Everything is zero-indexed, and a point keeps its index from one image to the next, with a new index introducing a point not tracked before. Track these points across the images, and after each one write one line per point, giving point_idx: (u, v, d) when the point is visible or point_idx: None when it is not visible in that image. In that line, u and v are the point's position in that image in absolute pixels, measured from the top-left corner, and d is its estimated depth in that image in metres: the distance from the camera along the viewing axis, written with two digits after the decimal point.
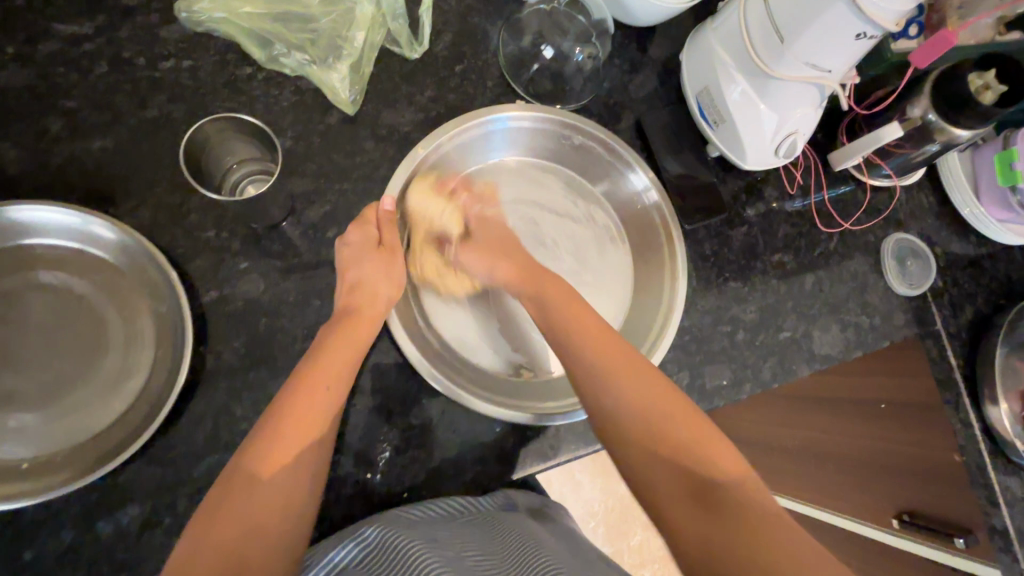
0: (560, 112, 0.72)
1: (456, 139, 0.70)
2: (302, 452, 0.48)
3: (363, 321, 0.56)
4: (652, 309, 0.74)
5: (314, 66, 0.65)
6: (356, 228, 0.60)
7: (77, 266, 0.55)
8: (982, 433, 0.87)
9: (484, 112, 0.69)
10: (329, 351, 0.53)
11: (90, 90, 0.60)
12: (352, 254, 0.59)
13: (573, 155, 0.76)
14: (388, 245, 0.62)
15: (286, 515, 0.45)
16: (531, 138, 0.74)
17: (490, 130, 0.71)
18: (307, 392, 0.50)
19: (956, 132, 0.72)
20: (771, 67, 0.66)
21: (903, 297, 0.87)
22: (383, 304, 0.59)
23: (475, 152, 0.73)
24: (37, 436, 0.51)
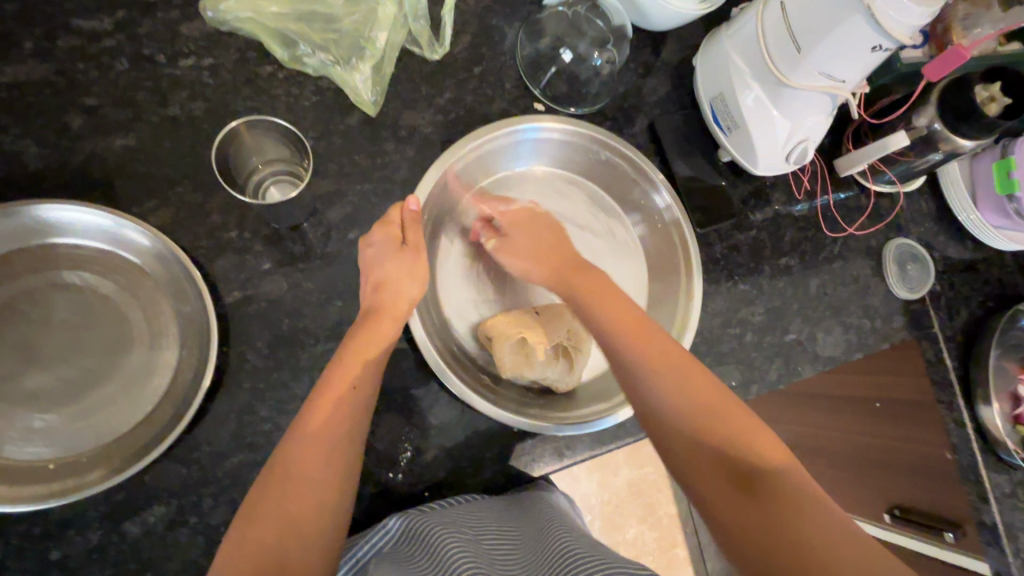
0: (591, 127, 0.72)
1: (484, 147, 0.70)
2: (331, 454, 0.48)
3: (391, 327, 0.57)
4: (667, 322, 0.75)
5: (337, 67, 0.65)
6: (380, 228, 0.59)
7: (100, 265, 0.55)
8: (974, 431, 0.90)
9: (513, 122, 0.70)
10: (358, 356, 0.53)
11: (112, 86, 0.59)
12: (375, 255, 0.59)
13: (596, 168, 0.77)
14: (411, 245, 0.60)
15: (319, 521, 0.46)
16: (557, 149, 0.75)
17: (518, 140, 0.72)
18: (336, 400, 0.50)
19: (960, 142, 0.74)
20: (786, 76, 0.67)
21: (901, 299, 0.89)
22: (407, 301, 0.59)
23: (500, 160, 0.73)
24: (63, 437, 0.51)
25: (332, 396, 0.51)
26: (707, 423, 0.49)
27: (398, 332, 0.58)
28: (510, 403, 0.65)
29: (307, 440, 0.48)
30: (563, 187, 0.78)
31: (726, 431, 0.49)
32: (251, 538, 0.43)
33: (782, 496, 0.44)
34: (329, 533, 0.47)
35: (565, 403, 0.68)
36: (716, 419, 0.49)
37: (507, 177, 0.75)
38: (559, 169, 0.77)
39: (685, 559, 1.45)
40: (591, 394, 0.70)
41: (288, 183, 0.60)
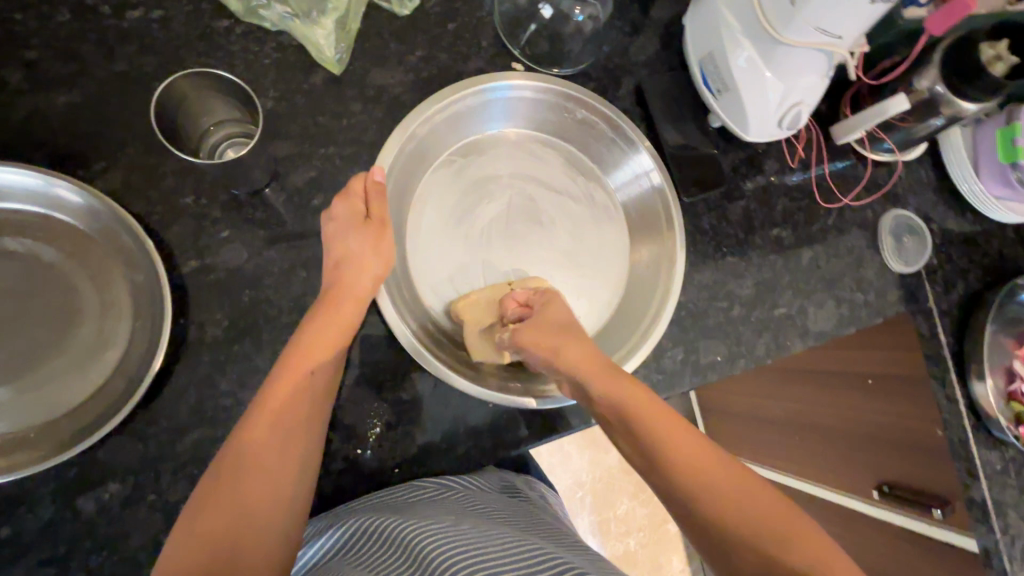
0: (563, 84, 0.69)
1: (452, 107, 0.66)
2: (285, 438, 0.46)
3: (352, 305, 0.54)
4: (649, 287, 0.72)
5: (297, 20, 0.60)
6: (340, 200, 0.56)
7: (44, 232, 0.52)
8: (966, 408, 0.86)
9: (481, 80, 0.67)
10: (314, 335, 0.52)
11: (53, 39, 0.55)
12: (336, 229, 0.56)
13: (572, 129, 0.74)
14: (376, 219, 0.57)
15: (272, 505, 0.44)
16: (531, 109, 0.71)
17: (490, 99, 0.69)
18: (290, 381, 0.49)
19: (963, 105, 0.71)
20: (779, 32, 0.63)
21: (896, 273, 0.86)
22: (371, 278, 0.56)
23: (470, 122, 0.70)
24: (9, 411, 0.49)
25: (290, 377, 0.49)
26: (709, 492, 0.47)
27: (362, 311, 0.55)
28: (483, 379, 0.64)
29: (266, 420, 0.46)
30: (539, 150, 0.74)
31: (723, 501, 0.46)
32: (201, 522, 0.41)
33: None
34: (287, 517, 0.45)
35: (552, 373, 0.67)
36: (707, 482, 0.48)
37: (478, 141, 0.72)
38: (534, 131, 0.74)
39: (675, 535, 1.43)
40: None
41: (243, 143, 0.59)
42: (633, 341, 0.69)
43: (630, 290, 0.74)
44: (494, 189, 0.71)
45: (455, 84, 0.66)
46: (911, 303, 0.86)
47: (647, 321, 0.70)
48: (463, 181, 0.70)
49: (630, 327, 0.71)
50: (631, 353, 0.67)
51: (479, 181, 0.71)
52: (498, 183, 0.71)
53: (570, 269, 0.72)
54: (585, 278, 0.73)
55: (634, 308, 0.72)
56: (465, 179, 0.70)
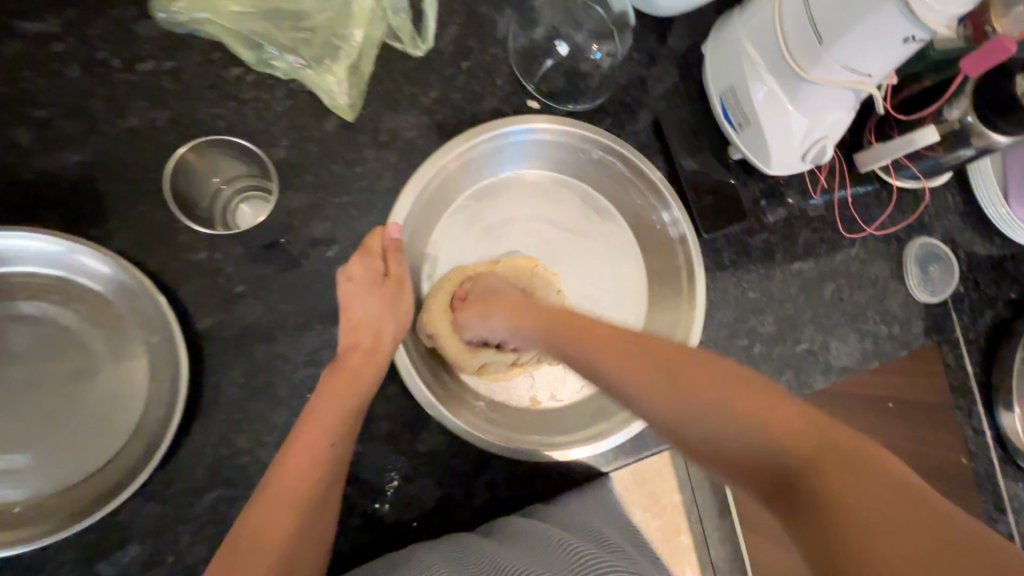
0: (580, 126, 0.66)
1: (464, 155, 0.65)
2: (298, 510, 0.45)
3: (372, 369, 0.54)
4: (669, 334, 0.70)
5: (309, 70, 0.59)
6: (358, 263, 0.56)
7: (59, 294, 0.52)
8: (993, 439, 0.84)
9: (493, 127, 0.64)
10: (328, 402, 0.51)
11: (64, 96, 0.54)
12: (356, 290, 0.56)
13: (586, 169, 0.72)
14: (395, 277, 0.58)
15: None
16: (546, 150, 0.70)
17: (503, 145, 0.67)
18: (303, 450, 0.48)
19: (995, 137, 0.67)
20: (803, 69, 0.61)
21: (922, 303, 0.84)
22: (389, 339, 0.57)
23: (485, 168, 0.69)
24: (29, 478, 0.49)
25: (297, 453, 0.48)
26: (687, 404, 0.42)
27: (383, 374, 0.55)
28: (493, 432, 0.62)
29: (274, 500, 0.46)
30: (553, 191, 0.73)
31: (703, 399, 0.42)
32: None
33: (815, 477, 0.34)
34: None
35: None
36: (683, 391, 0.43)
37: (492, 184, 0.71)
38: (546, 172, 0.72)
39: None
40: (581, 388, 0.70)
41: (258, 200, 0.61)
42: None
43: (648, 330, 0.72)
44: (506, 233, 0.71)
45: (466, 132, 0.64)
46: (936, 333, 0.84)
47: None
48: (477, 224, 0.70)
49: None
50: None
51: (493, 226, 0.71)
52: (513, 227, 0.71)
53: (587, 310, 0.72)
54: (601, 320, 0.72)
55: None
56: (478, 225, 0.70)
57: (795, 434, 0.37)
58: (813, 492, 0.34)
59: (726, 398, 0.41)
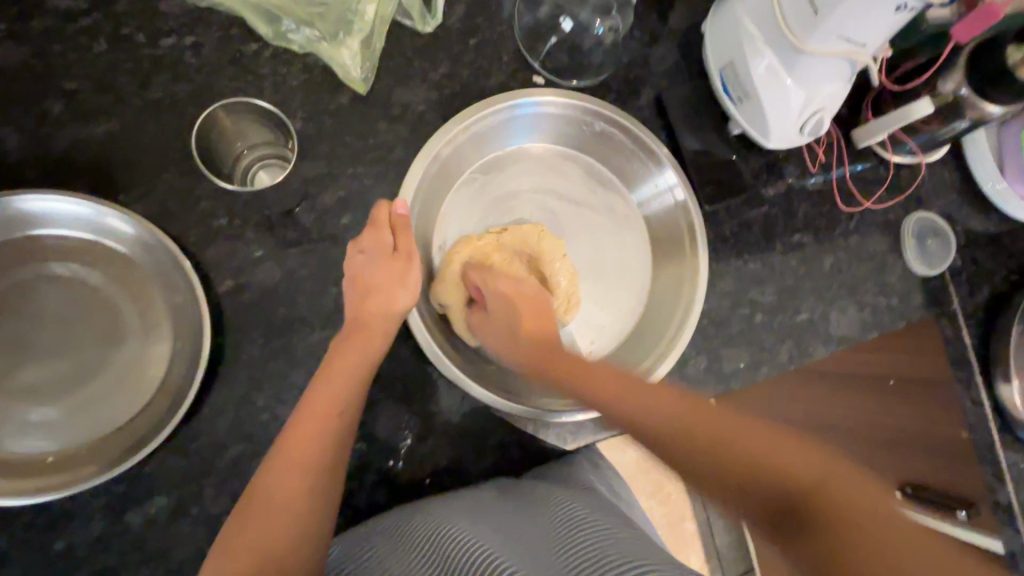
0: (583, 97, 0.70)
1: (472, 128, 0.67)
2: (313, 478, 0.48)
3: (381, 340, 0.56)
4: (674, 297, 0.73)
5: (324, 43, 0.61)
6: (369, 232, 0.57)
7: (88, 256, 0.54)
8: (991, 410, 0.85)
9: (500, 99, 0.67)
10: (338, 372, 0.53)
11: (91, 69, 0.57)
12: (364, 262, 0.57)
13: (590, 142, 0.74)
14: (403, 253, 0.58)
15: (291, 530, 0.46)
16: (549, 124, 0.72)
17: (511, 117, 0.69)
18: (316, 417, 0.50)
19: (989, 108, 0.70)
20: (801, 40, 0.62)
21: (920, 276, 0.86)
22: (397, 306, 0.57)
23: (491, 142, 0.71)
24: (62, 430, 0.51)
25: (317, 398, 0.51)
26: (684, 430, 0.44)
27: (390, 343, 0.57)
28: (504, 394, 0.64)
29: (298, 437, 0.49)
30: (557, 165, 0.75)
31: (703, 432, 0.44)
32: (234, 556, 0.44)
33: (835, 513, 0.37)
34: (311, 539, 0.47)
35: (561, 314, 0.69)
36: (687, 418, 0.45)
37: (497, 159, 0.72)
38: (551, 146, 0.74)
39: None
40: (591, 350, 0.72)
41: (276, 167, 0.60)
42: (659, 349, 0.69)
43: (654, 296, 0.74)
44: (512, 205, 0.72)
45: (476, 105, 0.67)
46: (935, 306, 0.85)
47: (674, 325, 0.71)
48: (485, 198, 0.72)
49: (661, 322, 0.72)
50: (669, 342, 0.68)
51: (499, 198, 0.72)
52: (518, 200, 0.73)
53: (592, 277, 0.74)
54: (607, 288, 0.74)
55: (659, 316, 0.73)
56: (484, 199, 0.72)
57: (794, 460, 0.40)
58: (819, 515, 0.37)
59: (729, 427, 0.44)
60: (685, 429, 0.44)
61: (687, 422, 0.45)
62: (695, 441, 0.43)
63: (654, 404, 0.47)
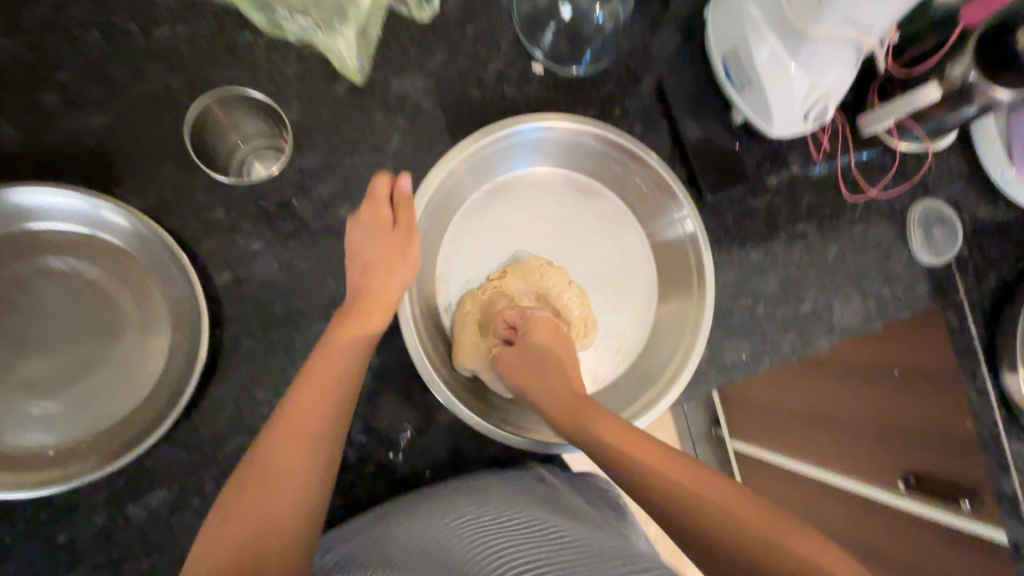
0: (571, 118, 0.66)
1: (468, 162, 0.65)
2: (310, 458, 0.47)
3: (380, 312, 0.56)
4: (680, 315, 0.70)
5: (319, 33, 0.60)
6: (366, 208, 0.58)
7: (84, 250, 0.54)
8: (997, 402, 0.82)
9: (494, 130, 0.64)
10: (338, 350, 0.53)
11: (84, 60, 0.56)
12: (363, 236, 0.58)
13: (583, 156, 0.71)
14: (403, 226, 0.59)
15: (292, 528, 0.45)
16: (541, 147, 0.70)
17: (504, 147, 0.67)
18: (316, 395, 0.49)
19: (997, 95, 0.67)
20: (805, 26, 0.61)
21: (925, 266, 0.84)
22: (397, 281, 0.58)
23: (489, 171, 0.69)
24: (61, 424, 0.51)
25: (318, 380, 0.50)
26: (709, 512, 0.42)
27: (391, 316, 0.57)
28: (513, 425, 0.63)
29: (296, 416, 0.48)
30: (555, 184, 0.74)
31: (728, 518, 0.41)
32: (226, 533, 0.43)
33: None
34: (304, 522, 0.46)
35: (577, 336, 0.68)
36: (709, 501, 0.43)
37: (499, 189, 0.72)
38: (546, 167, 0.73)
39: None
40: (617, 362, 0.72)
41: (270, 157, 0.62)
42: (671, 364, 0.67)
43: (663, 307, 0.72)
44: (518, 237, 0.72)
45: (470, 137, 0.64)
46: (940, 296, 0.84)
47: (683, 343, 0.67)
48: (492, 230, 0.71)
49: (674, 334, 0.70)
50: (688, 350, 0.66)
51: (505, 230, 0.72)
52: (521, 230, 0.72)
53: (604, 296, 0.73)
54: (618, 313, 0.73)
55: (668, 332, 0.71)
56: (490, 232, 0.71)
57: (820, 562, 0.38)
58: None
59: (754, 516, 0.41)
60: (709, 508, 0.42)
61: (715, 505, 0.42)
62: (716, 520, 0.41)
63: (677, 483, 0.44)
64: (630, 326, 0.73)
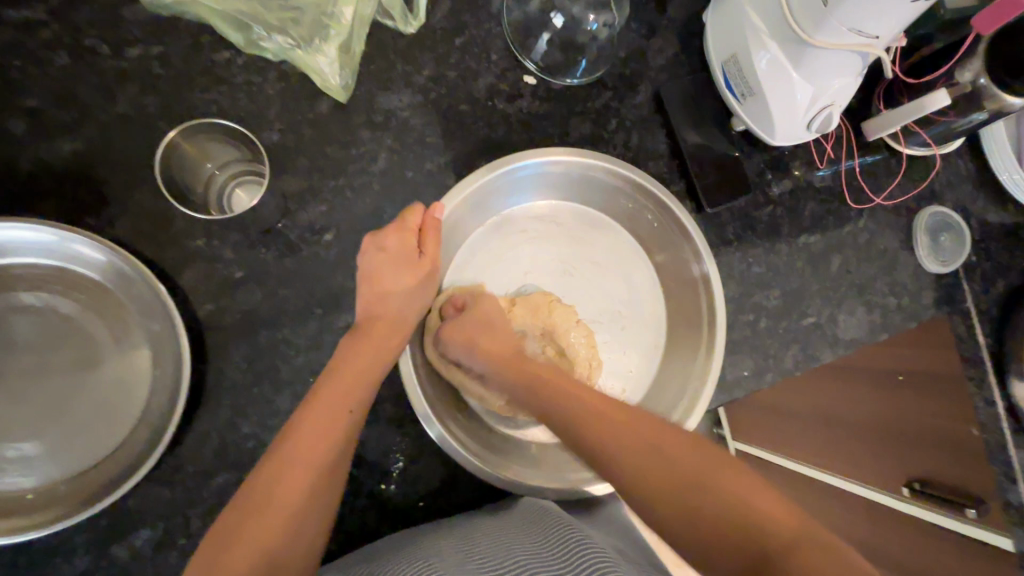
0: (574, 152, 0.62)
1: (473, 195, 0.61)
2: (312, 489, 0.45)
3: (392, 334, 0.55)
4: (689, 362, 0.65)
5: (299, 50, 0.57)
6: (395, 233, 0.55)
7: (59, 284, 0.52)
8: (1005, 413, 0.76)
9: (502, 164, 0.60)
10: (351, 372, 0.51)
11: (53, 84, 0.54)
12: (386, 261, 0.55)
13: (588, 188, 0.67)
14: (428, 257, 0.56)
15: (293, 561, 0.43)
16: (546, 181, 0.66)
17: (504, 182, 0.63)
18: (326, 414, 0.48)
19: (1009, 100, 0.65)
20: (808, 33, 0.58)
21: (932, 275, 0.82)
22: (413, 306, 0.58)
23: (493, 203, 0.65)
24: (40, 466, 0.50)
25: (323, 403, 0.48)
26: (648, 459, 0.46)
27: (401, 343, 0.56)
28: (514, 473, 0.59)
29: (299, 439, 0.46)
30: (559, 216, 0.69)
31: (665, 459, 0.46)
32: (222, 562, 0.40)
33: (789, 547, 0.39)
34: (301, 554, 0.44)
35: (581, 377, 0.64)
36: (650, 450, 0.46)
37: (502, 220, 0.67)
38: (548, 199, 0.68)
39: None
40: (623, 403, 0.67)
41: (253, 183, 0.59)
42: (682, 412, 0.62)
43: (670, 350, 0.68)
44: (521, 268, 0.68)
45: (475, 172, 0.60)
46: (948, 305, 0.82)
47: (692, 390, 0.63)
48: (495, 263, 0.67)
49: (684, 377, 0.65)
50: (699, 397, 0.61)
51: (508, 260, 0.68)
52: (525, 264, 0.68)
53: (612, 332, 0.68)
54: (625, 349, 0.68)
55: (678, 375, 0.66)
56: (491, 262, 0.67)
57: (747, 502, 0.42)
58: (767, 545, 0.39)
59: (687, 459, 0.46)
60: (650, 452, 0.46)
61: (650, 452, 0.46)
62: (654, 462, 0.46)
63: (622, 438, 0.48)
64: (636, 363, 0.68)
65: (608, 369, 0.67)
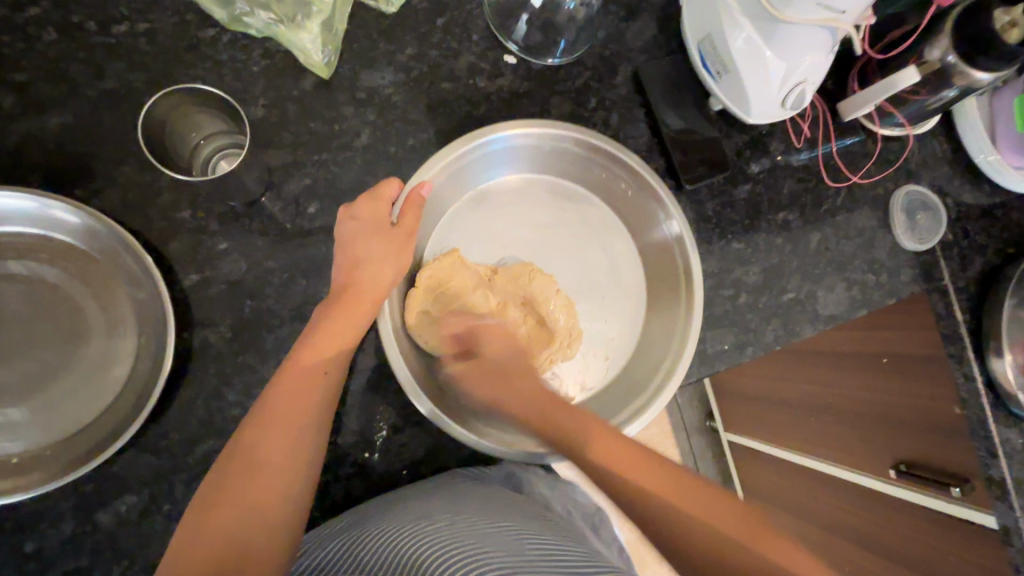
0: (547, 124, 0.63)
1: (448, 168, 0.62)
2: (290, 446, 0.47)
3: (369, 304, 0.56)
4: (668, 325, 0.66)
5: (282, 26, 0.59)
6: (364, 201, 0.57)
7: (45, 253, 0.53)
8: (983, 386, 0.77)
9: (476, 138, 0.62)
10: (327, 334, 0.52)
11: (42, 59, 0.55)
12: (359, 231, 0.57)
13: (562, 161, 0.68)
14: (404, 226, 0.58)
15: (277, 520, 0.45)
16: (521, 155, 0.67)
17: (477, 157, 0.64)
18: (302, 374, 0.50)
19: (977, 76, 0.67)
20: (778, 9, 0.60)
21: (908, 252, 0.81)
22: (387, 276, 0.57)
23: (470, 176, 0.67)
24: (26, 431, 0.50)
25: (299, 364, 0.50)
26: (611, 454, 0.49)
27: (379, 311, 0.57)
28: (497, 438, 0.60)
29: (278, 398, 0.48)
30: (535, 191, 0.71)
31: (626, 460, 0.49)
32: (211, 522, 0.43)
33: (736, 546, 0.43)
34: (285, 514, 0.45)
35: (560, 346, 0.65)
36: (615, 452, 0.50)
37: (481, 194, 0.69)
38: (525, 174, 0.70)
39: None
40: (605, 369, 0.68)
41: (235, 153, 0.58)
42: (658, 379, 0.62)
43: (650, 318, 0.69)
44: (501, 239, 0.69)
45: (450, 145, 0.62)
46: None
47: (670, 356, 0.63)
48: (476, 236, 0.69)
49: (663, 344, 0.66)
50: (676, 363, 0.62)
51: (489, 232, 0.69)
52: (504, 236, 0.69)
53: (592, 303, 0.69)
54: (606, 317, 0.69)
55: (658, 341, 0.67)
56: (471, 234, 0.69)
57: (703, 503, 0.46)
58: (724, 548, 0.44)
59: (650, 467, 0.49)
60: (614, 456, 0.49)
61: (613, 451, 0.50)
62: (619, 460, 0.49)
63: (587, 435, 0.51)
64: (618, 329, 0.69)
65: (588, 336, 0.69)
